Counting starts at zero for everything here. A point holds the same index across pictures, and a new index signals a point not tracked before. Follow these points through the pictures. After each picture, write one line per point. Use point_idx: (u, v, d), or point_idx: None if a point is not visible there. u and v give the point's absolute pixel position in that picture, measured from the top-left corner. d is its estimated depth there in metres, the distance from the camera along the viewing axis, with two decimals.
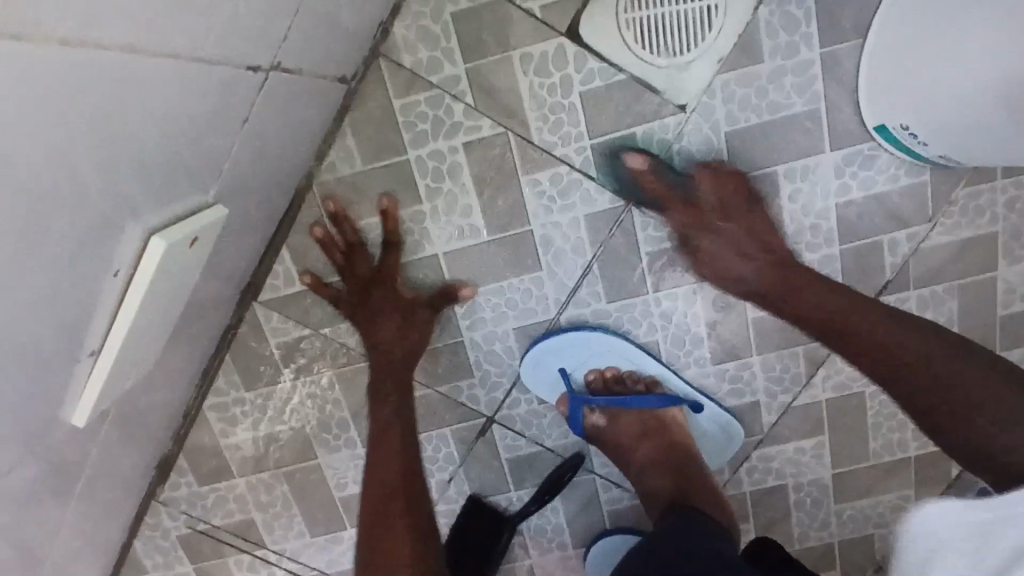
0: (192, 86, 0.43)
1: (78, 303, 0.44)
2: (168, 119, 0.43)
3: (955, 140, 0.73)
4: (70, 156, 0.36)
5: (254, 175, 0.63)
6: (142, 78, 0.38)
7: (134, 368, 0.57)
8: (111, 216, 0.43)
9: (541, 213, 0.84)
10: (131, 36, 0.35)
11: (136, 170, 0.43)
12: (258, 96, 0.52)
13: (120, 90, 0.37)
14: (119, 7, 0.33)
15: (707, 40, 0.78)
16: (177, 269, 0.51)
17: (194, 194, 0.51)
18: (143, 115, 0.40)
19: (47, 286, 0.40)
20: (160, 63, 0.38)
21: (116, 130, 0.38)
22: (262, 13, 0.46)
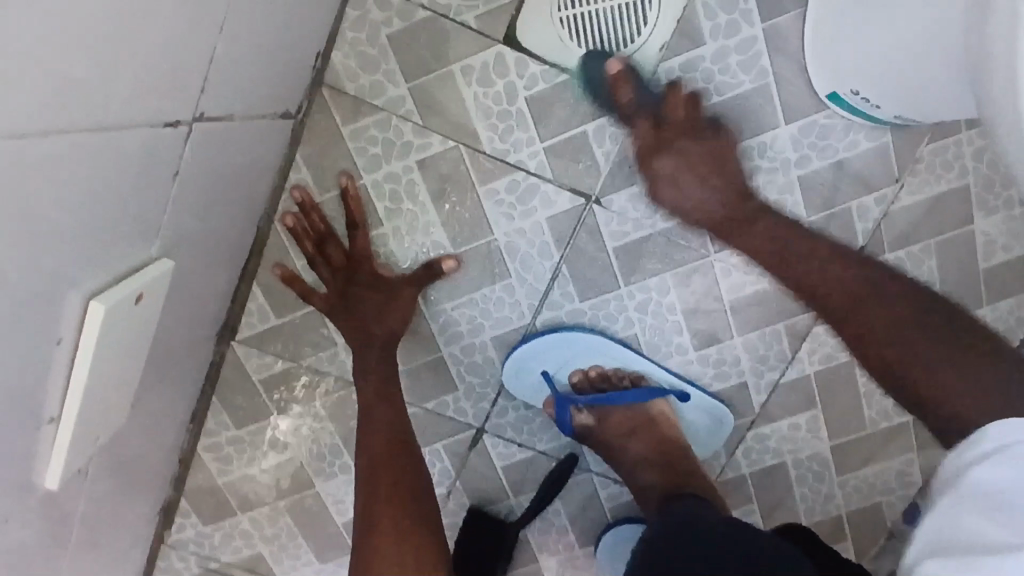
0: (108, 151, 0.43)
1: (23, 374, 0.45)
2: (89, 186, 0.43)
3: (908, 101, 0.72)
4: None
5: (203, 220, 0.63)
6: (52, 155, 0.38)
7: (102, 424, 0.57)
8: (45, 288, 0.43)
9: (503, 221, 0.83)
10: (34, 119, 0.35)
11: (63, 241, 0.43)
12: (185, 146, 0.53)
13: (30, 171, 0.37)
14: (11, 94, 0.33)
15: (645, 32, 0.78)
16: (124, 326, 0.53)
17: (133, 250, 0.52)
18: (59, 188, 0.40)
19: None
20: (67, 136, 0.39)
21: (33, 208, 0.39)
22: (175, 70, 0.47)
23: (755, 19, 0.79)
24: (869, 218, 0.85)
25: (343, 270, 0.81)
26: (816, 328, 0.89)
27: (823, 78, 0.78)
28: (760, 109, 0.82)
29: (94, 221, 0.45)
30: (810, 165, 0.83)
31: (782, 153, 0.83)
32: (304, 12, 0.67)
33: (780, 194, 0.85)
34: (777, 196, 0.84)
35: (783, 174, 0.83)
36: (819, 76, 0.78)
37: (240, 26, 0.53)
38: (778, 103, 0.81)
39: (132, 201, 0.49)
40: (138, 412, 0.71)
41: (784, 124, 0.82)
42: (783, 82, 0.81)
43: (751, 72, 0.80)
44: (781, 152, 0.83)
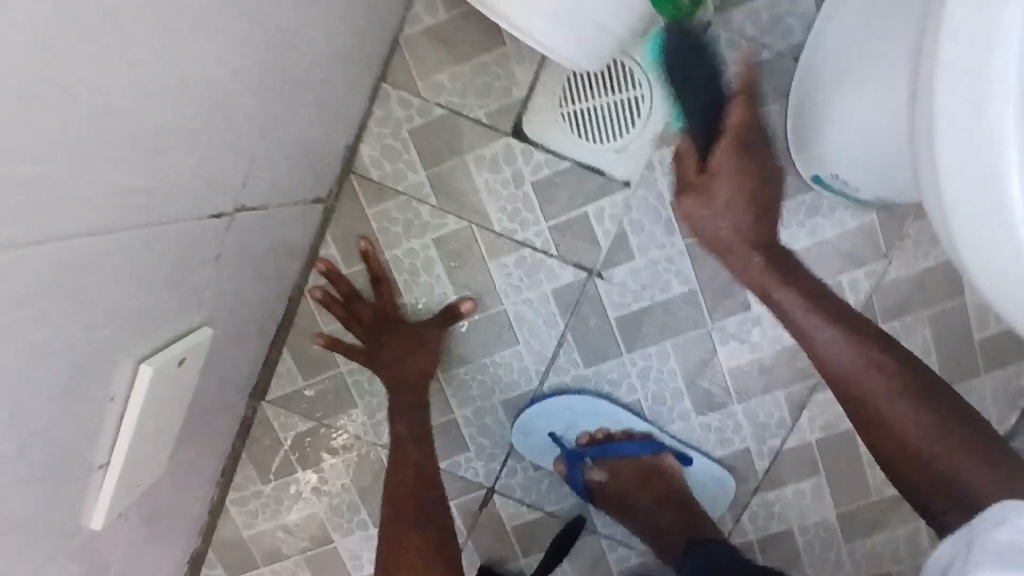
0: (161, 239, 0.52)
1: (80, 426, 0.52)
2: (144, 267, 0.52)
3: (870, 179, 0.78)
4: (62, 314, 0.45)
5: (240, 293, 0.72)
6: (117, 244, 0.47)
7: (142, 473, 0.65)
8: (103, 354, 0.51)
9: (512, 292, 0.90)
10: (103, 217, 0.44)
11: (120, 314, 0.51)
12: (226, 230, 0.62)
13: (99, 257, 0.46)
14: (90, 198, 0.42)
15: (638, 125, 0.86)
16: (167, 385, 0.60)
17: (178, 319, 0.60)
18: (121, 271, 0.49)
19: (50, 418, 0.48)
20: (130, 230, 0.47)
21: (99, 287, 0.47)
22: (220, 171, 0.56)
23: None
24: (860, 290, 0.90)
25: (375, 328, 0.88)
26: (814, 395, 0.92)
27: (805, 162, 0.84)
28: None
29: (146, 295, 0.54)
30: (799, 242, 0.89)
31: None
32: (333, 113, 0.77)
33: None
34: None
35: None
36: (801, 160, 0.84)
37: (275, 129, 0.63)
38: None
39: (179, 276, 0.57)
40: (174, 465, 0.78)
41: None
42: None
43: None
44: None
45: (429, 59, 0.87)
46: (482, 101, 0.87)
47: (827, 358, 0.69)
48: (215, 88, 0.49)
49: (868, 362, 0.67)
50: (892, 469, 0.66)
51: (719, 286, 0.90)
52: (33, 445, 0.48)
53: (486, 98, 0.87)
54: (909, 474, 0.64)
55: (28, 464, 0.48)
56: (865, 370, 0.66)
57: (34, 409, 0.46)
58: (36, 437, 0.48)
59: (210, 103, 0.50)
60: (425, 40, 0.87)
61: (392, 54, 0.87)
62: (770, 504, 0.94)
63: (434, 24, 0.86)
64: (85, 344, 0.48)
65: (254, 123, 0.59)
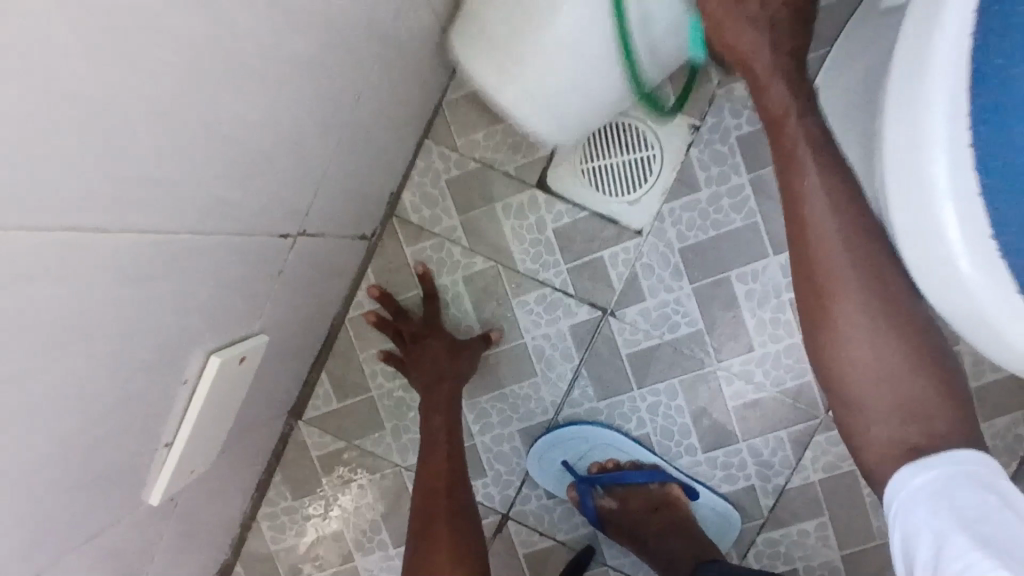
0: (240, 249, 0.62)
1: (158, 406, 0.61)
2: (224, 271, 0.61)
3: None
4: (162, 302, 0.54)
5: (293, 310, 0.82)
6: (208, 248, 0.56)
7: (197, 461, 0.73)
8: (184, 344, 0.60)
9: (532, 327, 0.99)
10: (203, 223, 0.54)
11: (203, 312, 0.61)
12: (289, 251, 0.72)
13: (194, 258, 0.55)
14: (198, 205, 0.52)
15: (650, 181, 0.97)
16: (229, 381, 0.69)
17: (243, 323, 0.70)
18: (208, 274, 0.58)
19: (137, 393, 0.57)
20: (219, 237, 0.57)
21: (191, 283, 0.57)
22: (291, 199, 0.67)
23: (742, 170, 0.95)
24: None
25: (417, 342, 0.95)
26: (817, 437, 0.97)
27: None
28: (752, 242, 0.96)
29: (222, 298, 0.63)
30: None
31: (773, 280, 0.96)
32: (381, 161, 0.88)
33: (773, 313, 0.97)
34: (771, 314, 0.96)
35: (774, 296, 0.96)
36: None
37: (336, 168, 0.75)
38: (767, 237, 0.95)
39: (250, 287, 0.67)
40: (217, 470, 0.86)
41: (773, 255, 0.96)
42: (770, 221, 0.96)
43: (742, 212, 0.96)
44: (772, 279, 0.96)
45: (466, 118, 0.99)
46: (512, 157, 0.99)
47: (813, 245, 0.68)
48: (293, 127, 0.60)
49: (869, 266, 0.66)
50: (829, 386, 0.69)
51: (724, 328, 0.97)
52: (121, 415, 0.56)
53: (516, 153, 0.98)
54: (844, 387, 0.68)
55: (115, 432, 0.57)
56: (862, 284, 0.66)
57: (127, 381, 0.54)
58: (124, 409, 0.56)
59: (289, 138, 0.60)
60: (463, 102, 0.99)
61: (434, 114, 0.99)
62: (775, 543, 0.98)
63: (472, 89, 0.98)
64: (174, 330, 0.57)
65: (318, 160, 0.69)
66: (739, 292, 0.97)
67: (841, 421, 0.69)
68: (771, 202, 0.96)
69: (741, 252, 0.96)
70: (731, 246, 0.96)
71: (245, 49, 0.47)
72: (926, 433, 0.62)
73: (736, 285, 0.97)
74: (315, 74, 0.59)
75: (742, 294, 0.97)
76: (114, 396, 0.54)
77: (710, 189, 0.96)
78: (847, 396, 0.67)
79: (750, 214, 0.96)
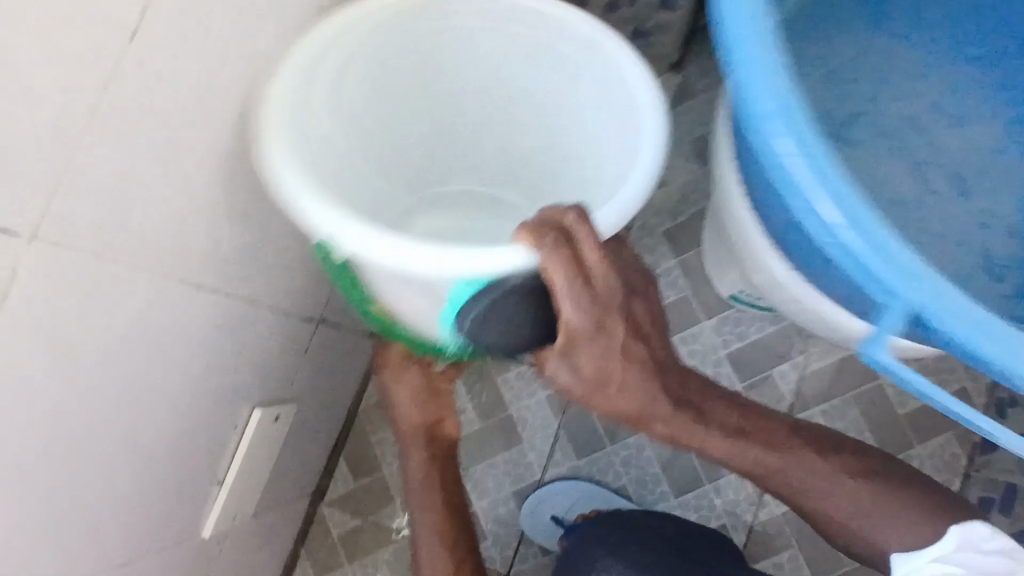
0: (277, 323, 0.83)
1: (212, 444, 0.79)
2: (266, 339, 0.82)
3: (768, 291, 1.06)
4: (220, 350, 0.74)
5: (317, 389, 1.02)
6: (254, 317, 0.78)
7: (236, 508, 0.89)
8: (234, 393, 0.80)
9: (516, 399, 1.17)
10: (252, 294, 0.76)
11: (249, 370, 0.81)
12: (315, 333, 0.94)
13: (244, 321, 0.76)
14: (249, 280, 0.74)
15: None
16: (267, 434, 0.88)
17: (279, 389, 0.89)
18: (253, 338, 0.79)
19: (197, 427, 0.75)
20: (263, 309, 0.79)
21: (241, 342, 0.77)
22: (317, 290, 0.90)
23: (671, 256, 1.20)
24: (790, 379, 1.17)
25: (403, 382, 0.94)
26: None
27: (724, 286, 1.13)
28: (689, 312, 1.19)
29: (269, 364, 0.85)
30: (732, 346, 1.19)
31: (709, 339, 1.19)
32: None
33: (715, 367, 1.18)
34: (713, 368, 1.18)
35: (714, 352, 1.18)
36: (721, 286, 1.14)
37: None
38: (699, 307, 1.19)
39: (287, 358, 0.89)
40: (254, 537, 1.00)
41: (706, 320, 1.19)
42: (701, 294, 1.19)
43: (675, 288, 1.19)
44: (708, 338, 1.19)
45: None
46: None
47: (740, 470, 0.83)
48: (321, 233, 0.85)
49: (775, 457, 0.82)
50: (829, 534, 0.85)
51: None
52: (183, 443, 0.74)
53: None
54: (838, 534, 0.83)
55: (179, 458, 0.74)
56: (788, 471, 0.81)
57: (189, 413, 0.73)
58: (187, 439, 0.74)
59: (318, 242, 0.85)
60: None
61: None
62: None
63: None
64: (226, 378, 0.77)
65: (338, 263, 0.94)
66: (684, 351, 1.18)
67: (848, 548, 0.85)
68: (699, 279, 1.19)
69: (681, 321, 1.18)
70: (673, 317, 1.19)
71: None
72: (867, 530, 0.80)
73: (681, 347, 1.19)
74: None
75: (686, 353, 1.19)
76: (179, 422, 0.72)
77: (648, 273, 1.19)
78: (837, 536, 0.84)
79: (683, 289, 1.19)
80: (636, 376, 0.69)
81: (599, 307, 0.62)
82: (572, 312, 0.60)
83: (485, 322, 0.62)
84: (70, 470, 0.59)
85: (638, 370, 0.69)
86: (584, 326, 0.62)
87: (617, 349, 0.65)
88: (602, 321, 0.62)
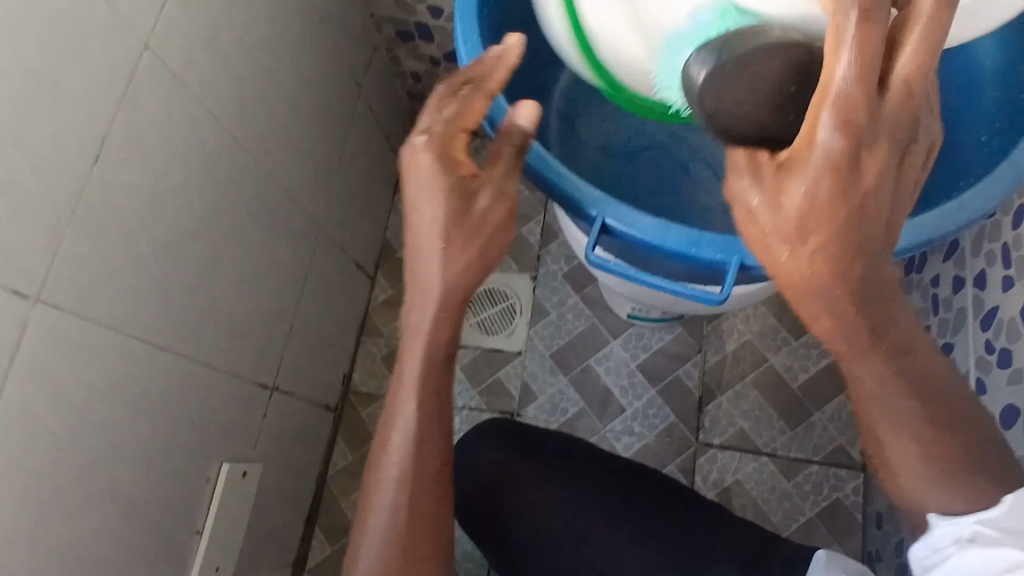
0: (229, 388, 0.99)
1: (186, 497, 0.92)
2: (222, 403, 0.98)
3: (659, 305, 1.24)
4: (180, 411, 0.89)
5: (280, 455, 1.15)
6: (207, 380, 0.94)
7: (223, 565, 1.00)
8: (198, 451, 0.94)
9: (463, 442, 1.34)
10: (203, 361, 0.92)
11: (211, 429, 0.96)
12: (270, 401, 1.10)
13: (198, 385, 0.92)
14: (199, 349, 0.91)
15: (516, 318, 1.41)
16: (237, 490, 1.02)
17: (244, 452, 1.04)
18: (208, 402, 0.95)
19: (168, 479, 0.89)
20: (214, 374, 0.95)
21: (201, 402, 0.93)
22: (262, 360, 1.07)
23: (572, 292, 1.41)
24: (693, 376, 1.33)
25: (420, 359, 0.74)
26: (698, 461, 1.27)
27: (621, 310, 1.34)
28: (598, 337, 1.38)
29: (232, 424, 1.01)
30: (639, 357, 1.35)
31: (618, 355, 1.36)
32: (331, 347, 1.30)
33: (629, 379, 1.34)
34: (628, 380, 1.34)
35: (625, 366, 1.35)
36: (620, 310, 1.34)
37: (294, 346, 1.16)
38: (606, 330, 1.38)
39: (246, 420, 1.04)
40: None
41: (612, 340, 1.37)
42: (605, 319, 1.39)
43: (582, 318, 1.39)
44: (617, 355, 1.36)
45: (386, 312, 1.43)
46: None
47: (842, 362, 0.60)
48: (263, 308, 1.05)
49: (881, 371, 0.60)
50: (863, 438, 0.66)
51: (602, 400, 1.33)
52: (158, 495, 0.87)
53: None
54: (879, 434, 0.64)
55: (155, 508, 0.87)
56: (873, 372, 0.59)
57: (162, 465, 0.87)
58: (161, 491, 0.87)
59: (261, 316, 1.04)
60: (382, 304, 1.44)
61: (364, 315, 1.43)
62: None
63: (386, 294, 1.44)
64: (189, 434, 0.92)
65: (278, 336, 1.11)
66: (600, 371, 1.35)
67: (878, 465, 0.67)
68: (599, 306, 1.40)
69: (593, 345, 1.37)
70: (584, 343, 1.37)
71: (222, 261, 0.93)
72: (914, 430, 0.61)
73: (597, 367, 1.36)
74: (271, 279, 1.06)
75: (602, 371, 1.35)
76: (151, 474, 0.86)
77: (557, 310, 1.40)
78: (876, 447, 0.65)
79: (588, 318, 1.39)
80: (834, 244, 0.50)
81: (904, 117, 0.48)
82: (828, 126, 0.46)
83: (724, 77, 0.50)
84: (71, 502, 0.74)
85: (834, 261, 0.51)
86: (864, 87, 0.45)
87: (867, 182, 0.49)
88: (897, 126, 0.48)
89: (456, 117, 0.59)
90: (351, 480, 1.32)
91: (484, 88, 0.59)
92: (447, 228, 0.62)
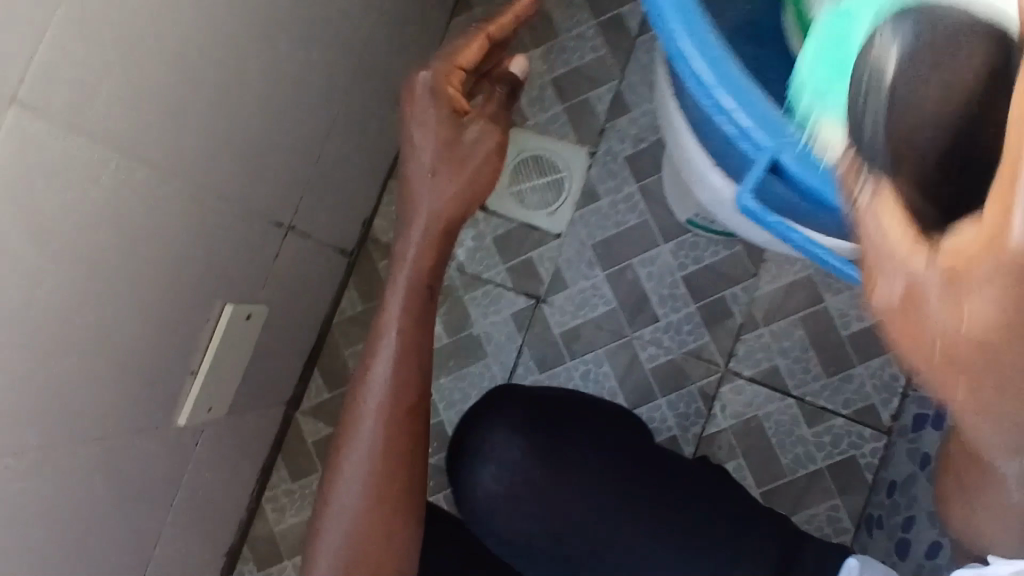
0: (239, 223, 0.86)
1: (181, 334, 0.83)
2: (230, 239, 0.86)
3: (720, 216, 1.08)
4: (180, 243, 0.77)
5: (288, 297, 1.06)
6: (215, 210, 0.81)
7: (216, 405, 0.94)
8: (200, 285, 0.83)
9: (480, 317, 1.24)
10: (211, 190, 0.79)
11: (215, 265, 0.85)
12: (285, 242, 0.99)
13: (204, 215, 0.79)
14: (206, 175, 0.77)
15: (562, 195, 1.27)
16: (239, 331, 0.93)
17: (250, 292, 0.95)
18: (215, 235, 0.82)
19: (162, 313, 0.79)
20: (224, 205, 0.82)
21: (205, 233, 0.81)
22: (281, 195, 0.93)
23: (631, 181, 1.26)
24: (741, 301, 1.21)
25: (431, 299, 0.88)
26: (721, 389, 1.20)
27: (681, 209, 1.18)
28: (648, 236, 1.24)
29: (241, 263, 0.90)
30: (688, 268, 1.23)
31: (665, 261, 1.23)
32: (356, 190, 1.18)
33: (671, 289, 1.23)
34: (670, 290, 1.22)
35: (670, 275, 1.23)
36: (680, 209, 1.19)
37: (317, 184, 1.02)
38: (658, 231, 1.24)
39: (256, 258, 0.93)
40: (232, 437, 1.06)
41: (664, 242, 1.23)
42: (659, 218, 1.24)
43: (635, 212, 1.25)
44: (665, 260, 1.23)
45: None
46: None
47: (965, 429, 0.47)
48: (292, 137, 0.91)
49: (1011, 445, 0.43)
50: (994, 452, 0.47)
51: (636, 305, 1.23)
52: (150, 330, 0.78)
53: None
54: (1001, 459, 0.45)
55: (145, 342, 0.78)
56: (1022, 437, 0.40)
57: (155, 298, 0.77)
58: (152, 325, 0.78)
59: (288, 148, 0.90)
60: None
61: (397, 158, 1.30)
62: None
63: None
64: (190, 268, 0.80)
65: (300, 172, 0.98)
66: (641, 273, 1.23)
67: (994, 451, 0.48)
68: (657, 202, 1.25)
69: (640, 244, 1.24)
70: (631, 240, 1.24)
71: (245, 73, 0.76)
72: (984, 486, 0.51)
73: (639, 269, 1.23)
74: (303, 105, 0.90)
75: (644, 274, 1.23)
76: (143, 307, 0.75)
77: (609, 197, 1.26)
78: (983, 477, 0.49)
79: (642, 213, 1.25)
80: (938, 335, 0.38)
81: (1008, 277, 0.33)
82: (982, 279, 0.34)
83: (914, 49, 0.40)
84: (45, 331, 0.64)
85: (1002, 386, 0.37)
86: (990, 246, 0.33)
87: (920, 303, 0.38)
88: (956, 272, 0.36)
89: (455, 52, 0.75)
90: (356, 331, 1.24)
91: (487, 27, 0.76)
92: (436, 159, 0.78)
